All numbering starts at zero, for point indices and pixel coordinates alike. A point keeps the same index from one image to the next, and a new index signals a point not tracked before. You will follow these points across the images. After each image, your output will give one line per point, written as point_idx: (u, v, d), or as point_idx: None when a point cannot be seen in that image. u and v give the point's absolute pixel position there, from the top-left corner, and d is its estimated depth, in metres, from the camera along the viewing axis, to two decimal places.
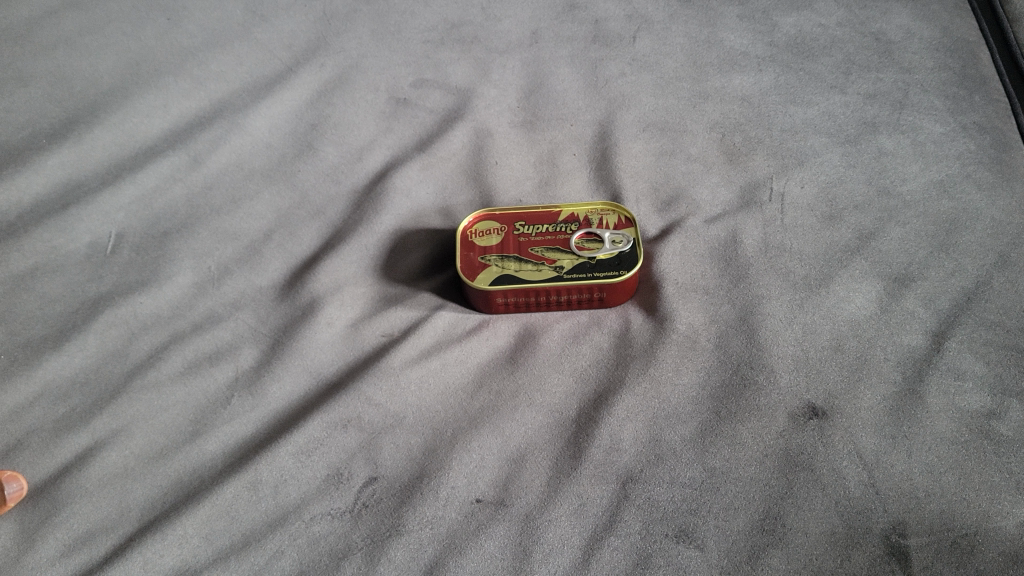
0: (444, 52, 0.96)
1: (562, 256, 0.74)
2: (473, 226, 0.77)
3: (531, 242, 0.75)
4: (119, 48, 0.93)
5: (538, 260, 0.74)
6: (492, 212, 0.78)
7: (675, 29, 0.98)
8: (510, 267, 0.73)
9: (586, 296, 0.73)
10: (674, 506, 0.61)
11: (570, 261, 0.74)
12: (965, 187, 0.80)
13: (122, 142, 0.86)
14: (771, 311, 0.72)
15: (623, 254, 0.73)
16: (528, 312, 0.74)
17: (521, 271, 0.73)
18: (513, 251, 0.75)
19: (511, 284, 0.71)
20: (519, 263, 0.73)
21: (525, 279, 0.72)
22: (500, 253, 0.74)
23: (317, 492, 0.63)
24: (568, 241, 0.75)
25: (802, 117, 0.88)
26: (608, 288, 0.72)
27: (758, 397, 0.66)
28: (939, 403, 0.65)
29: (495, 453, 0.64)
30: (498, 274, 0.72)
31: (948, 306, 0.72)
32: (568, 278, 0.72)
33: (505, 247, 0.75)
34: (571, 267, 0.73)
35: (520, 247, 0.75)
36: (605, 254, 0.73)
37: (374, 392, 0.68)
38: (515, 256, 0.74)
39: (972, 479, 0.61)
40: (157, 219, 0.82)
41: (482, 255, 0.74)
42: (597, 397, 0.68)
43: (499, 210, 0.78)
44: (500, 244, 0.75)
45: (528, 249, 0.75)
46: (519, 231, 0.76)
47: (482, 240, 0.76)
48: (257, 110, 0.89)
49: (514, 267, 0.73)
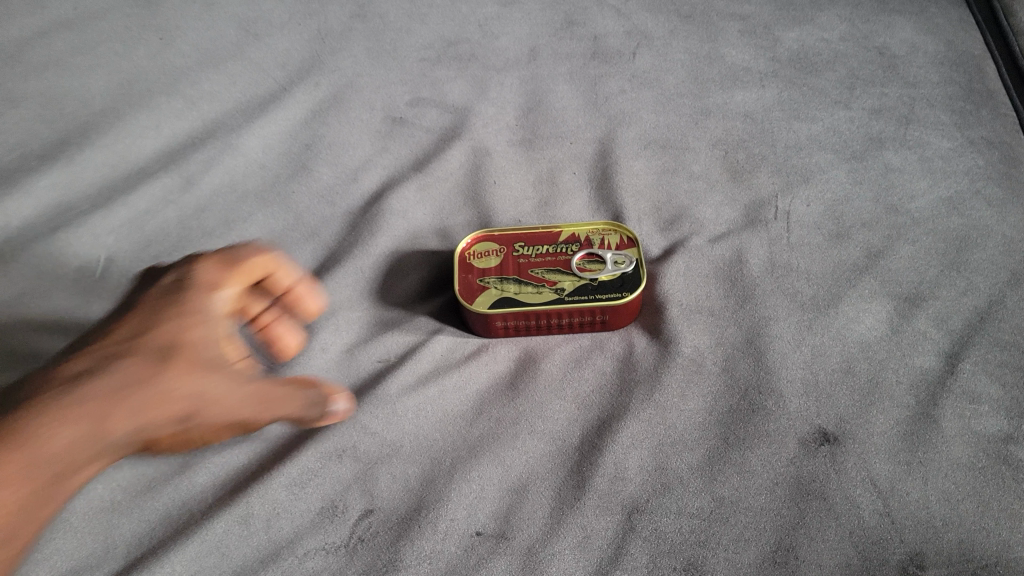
0: (442, 69, 0.94)
1: (564, 277, 0.72)
2: (471, 247, 0.75)
3: (531, 263, 0.74)
4: (111, 68, 0.91)
5: (538, 282, 0.72)
6: (491, 232, 0.76)
7: (676, 45, 0.97)
8: (509, 290, 0.71)
9: (588, 319, 0.71)
10: (682, 537, 0.58)
11: (571, 283, 0.72)
12: (975, 204, 0.79)
13: (114, 163, 0.83)
14: (779, 333, 0.70)
15: (626, 274, 0.72)
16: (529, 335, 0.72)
17: (521, 294, 0.71)
18: (513, 272, 0.73)
19: (511, 306, 0.70)
20: (518, 286, 0.72)
21: (525, 302, 0.70)
22: (499, 275, 0.73)
23: (311, 525, 0.60)
24: (569, 262, 0.73)
25: (807, 133, 0.87)
26: (611, 310, 0.70)
27: (768, 423, 0.64)
28: (954, 427, 0.64)
29: (495, 482, 0.62)
30: (496, 297, 0.71)
31: (960, 326, 0.70)
32: (570, 301, 0.70)
33: (504, 268, 0.73)
34: (573, 289, 0.71)
35: (520, 269, 0.73)
36: (607, 276, 0.72)
37: (370, 419, 0.66)
38: (515, 278, 0.72)
39: (991, 507, 0.59)
40: (149, 243, 0.78)
41: (480, 276, 0.73)
42: (600, 424, 0.66)
43: (497, 231, 0.76)
44: (499, 265, 0.74)
45: (528, 271, 0.73)
46: (518, 252, 0.75)
47: (481, 261, 0.74)
48: (251, 130, 0.87)
49: (513, 290, 0.71)
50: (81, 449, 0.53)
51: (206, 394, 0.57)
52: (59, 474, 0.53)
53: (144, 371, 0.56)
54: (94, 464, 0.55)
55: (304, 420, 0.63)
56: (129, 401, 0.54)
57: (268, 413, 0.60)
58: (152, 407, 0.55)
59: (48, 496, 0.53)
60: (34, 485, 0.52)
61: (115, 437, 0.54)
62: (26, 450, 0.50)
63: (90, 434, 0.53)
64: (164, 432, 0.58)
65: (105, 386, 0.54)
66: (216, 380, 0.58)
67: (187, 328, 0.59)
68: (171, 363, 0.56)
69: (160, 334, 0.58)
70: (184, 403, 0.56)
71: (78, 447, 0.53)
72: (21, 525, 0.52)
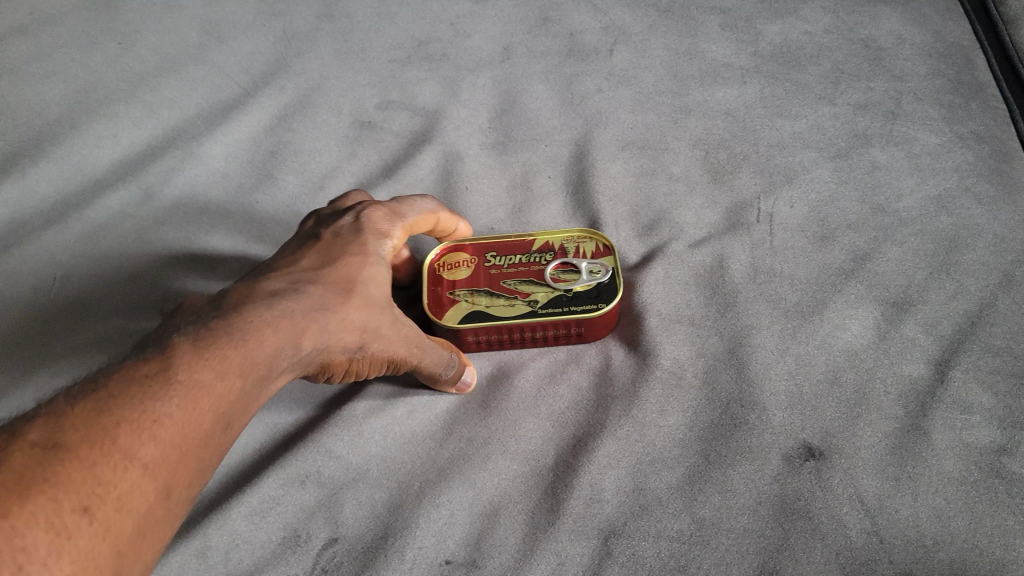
0: (412, 70, 0.91)
1: (537, 288, 0.68)
2: (441, 258, 0.72)
3: (503, 274, 0.70)
4: (67, 76, 0.87)
5: (511, 294, 0.68)
6: (461, 241, 0.72)
7: (654, 41, 0.93)
8: (480, 303, 0.67)
9: (562, 332, 0.67)
10: (661, 563, 0.56)
11: (545, 294, 0.68)
12: (965, 202, 0.76)
13: (70, 175, 0.79)
14: (761, 343, 0.67)
15: (602, 284, 0.68)
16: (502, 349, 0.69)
17: (492, 307, 0.67)
18: (484, 284, 0.69)
19: (482, 320, 0.66)
20: (490, 298, 0.68)
21: (496, 315, 0.66)
22: (470, 287, 0.69)
23: (272, 557, 0.57)
24: (543, 272, 0.70)
25: (790, 131, 0.84)
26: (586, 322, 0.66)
27: (750, 438, 0.62)
28: (945, 439, 0.61)
29: (466, 507, 0.59)
30: (466, 311, 0.67)
31: (950, 332, 0.67)
32: (543, 313, 0.66)
33: (475, 280, 0.69)
34: (547, 300, 0.67)
35: (491, 280, 0.69)
36: (582, 286, 0.68)
37: (335, 442, 0.63)
38: (486, 290, 0.69)
39: (985, 524, 0.57)
40: (106, 256, 0.74)
41: (449, 290, 0.69)
42: (576, 442, 0.63)
43: (467, 241, 0.72)
44: (470, 277, 0.70)
45: (499, 282, 0.69)
46: (489, 263, 0.71)
47: (451, 273, 0.70)
48: (212, 138, 0.84)
49: (484, 302, 0.67)
50: (283, 360, 0.49)
51: (382, 328, 0.55)
52: (264, 386, 0.48)
53: (339, 297, 0.53)
54: (285, 386, 0.51)
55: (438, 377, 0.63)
56: (329, 317, 0.51)
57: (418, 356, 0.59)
58: (345, 329, 0.52)
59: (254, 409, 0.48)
60: (247, 385, 0.46)
61: (310, 352, 0.51)
62: (229, 342, 0.46)
63: (297, 346, 0.49)
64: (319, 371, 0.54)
65: (301, 302, 0.51)
66: (382, 313, 0.55)
67: (361, 259, 0.57)
68: (357, 297, 0.54)
69: (343, 265, 0.56)
70: (361, 334, 0.54)
71: (283, 357, 0.49)
72: (217, 451, 0.45)
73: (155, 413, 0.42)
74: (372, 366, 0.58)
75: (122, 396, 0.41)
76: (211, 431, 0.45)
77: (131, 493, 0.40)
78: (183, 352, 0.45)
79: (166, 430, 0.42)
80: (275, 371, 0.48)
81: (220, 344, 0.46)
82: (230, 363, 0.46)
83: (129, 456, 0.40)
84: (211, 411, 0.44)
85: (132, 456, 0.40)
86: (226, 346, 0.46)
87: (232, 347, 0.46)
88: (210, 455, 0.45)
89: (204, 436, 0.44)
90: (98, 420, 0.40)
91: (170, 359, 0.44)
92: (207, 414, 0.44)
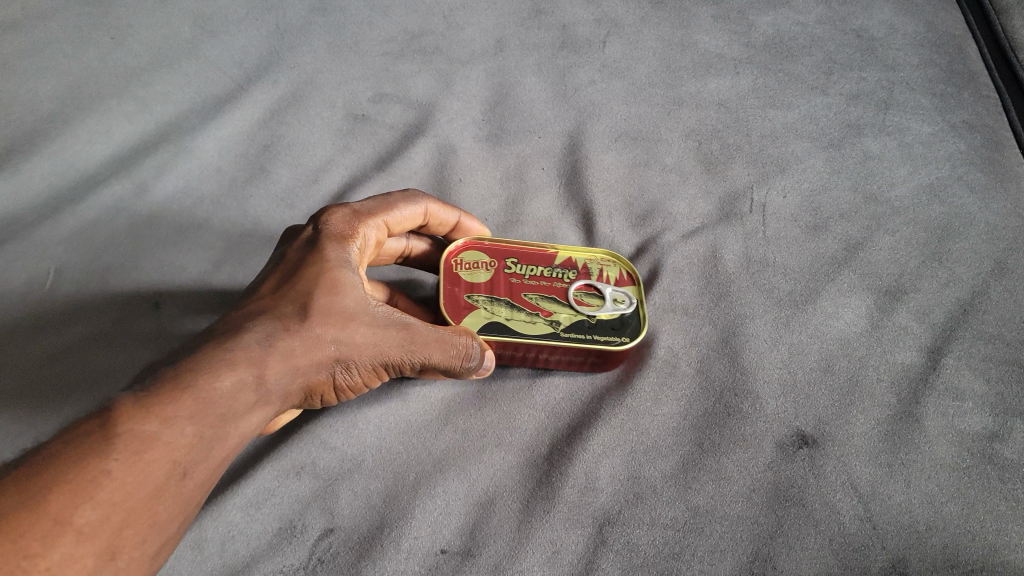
0: (405, 63, 0.91)
1: (559, 309, 0.66)
2: (461, 256, 0.69)
3: (524, 287, 0.68)
4: (60, 71, 0.87)
5: (531, 309, 0.66)
6: (484, 242, 0.70)
7: (647, 32, 0.94)
8: (500, 314, 0.65)
9: (580, 360, 0.65)
10: (655, 550, 0.56)
11: (567, 316, 0.66)
12: (957, 190, 0.76)
13: (62, 170, 0.79)
14: (754, 332, 0.67)
15: (626, 317, 0.66)
16: (512, 361, 0.67)
17: (512, 320, 0.65)
18: (504, 293, 0.67)
19: (501, 333, 0.63)
20: (510, 310, 0.66)
21: (517, 330, 0.64)
22: (489, 294, 0.67)
23: (268, 547, 0.57)
24: (566, 292, 0.68)
25: (783, 121, 0.84)
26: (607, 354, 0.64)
27: (744, 426, 0.62)
28: (938, 426, 0.61)
29: (460, 498, 0.60)
30: (483, 320, 0.64)
31: (942, 319, 0.67)
32: (565, 336, 0.64)
33: (495, 287, 0.67)
34: (568, 324, 0.65)
35: (512, 291, 0.67)
36: (606, 315, 0.66)
37: (330, 435, 0.63)
38: (506, 300, 0.66)
39: (977, 509, 0.57)
40: (99, 251, 0.74)
41: (467, 293, 0.67)
42: (570, 432, 0.63)
43: (488, 240, 0.70)
44: (489, 282, 0.68)
45: (520, 294, 0.67)
46: (510, 269, 0.69)
47: (469, 274, 0.68)
48: (206, 132, 0.84)
49: (503, 314, 0.65)
50: (245, 395, 0.49)
51: (354, 340, 0.55)
52: (224, 424, 0.47)
53: (294, 323, 0.53)
54: (258, 423, 0.50)
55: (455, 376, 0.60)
56: (283, 342, 0.52)
57: (407, 355, 0.57)
58: (305, 350, 0.53)
59: (219, 448, 0.47)
60: (201, 432, 0.46)
61: (276, 381, 0.51)
62: (178, 386, 0.46)
63: (255, 377, 0.49)
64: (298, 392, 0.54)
65: (254, 335, 0.51)
66: (347, 325, 0.55)
67: (320, 274, 0.56)
68: (315, 312, 0.54)
69: (300, 287, 0.55)
70: (326, 348, 0.54)
71: (241, 391, 0.48)
72: (178, 495, 0.45)
73: (96, 469, 0.42)
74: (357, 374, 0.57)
75: (65, 456, 0.41)
76: (161, 484, 0.44)
77: (66, 561, 0.40)
78: (126, 404, 0.44)
79: (112, 485, 0.42)
80: (235, 407, 0.48)
81: (169, 391, 0.46)
82: (181, 409, 0.45)
83: (64, 521, 0.40)
84: (164, 458, 0.44)
85: (74, 514, 0.40)
86: (177, 392, 0.46)
87: (183, 391, 0.46)
88: (168, 500, 0.45)
89: (160, 484, 0.44)
90: (30, 489, 0.40)
91: (113, 414, 0.44)
92: (158, 466, 0.44)
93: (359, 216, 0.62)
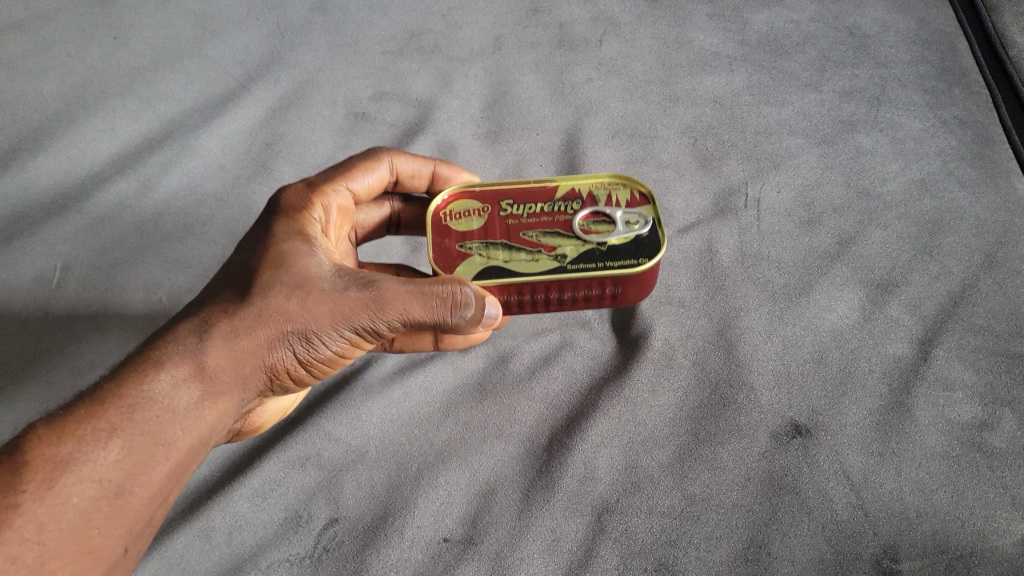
0: (405, 62, 0.92)
1: (564, 242, 0.59)
2: (449, 207, 0.63)
3: (523, 225, 0.61)
4: (64, 70, 0.88)
5: (533, 247, 0.59)
6: (473, 189, 0.64)
7: (643, 30, 0.95)
8: (497, 258, 0.59)
9: (596, 293, 0.59)
10: (653, 538, 0.57)
11: (574, 249, 0.59)
12: (947, 185, 0.78)
13: (68, 168, 0.80)
14: (749, 325, 0.69)
15: (641, 237, 0.59)
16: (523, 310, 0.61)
17: (511, 262, 0.58)
18: (501, 236, 0.61)
19: (500, 278, 0.57)
20: (509, 252, 0.59)
21: (516, 272, 0.58)
22: (484, 239, 0.61)
23: (275, 537, 0.59)
24: (571, 224, 0.61)
25: (777, 117, 0.85)
26: (623, 281, 0.57)
27: (739, 417, 0.63)
28: (928, 415, 0.63)
29: (462, 487, 0.61)
30: (480, 267, 0.59)
31: (933, 312, 0.69)
32: (573, 269, 0.57)
33: (490, 232, 0.61)
34: (576, 255, 0.58)
35: (510, 232, 0.61)
36: (619, 239, 0.59)
37: (334, 426, 0.65)
38: (503, 243, 0.60)
39: (966, 496, 0.58)
40: (105, 249, 0.76)
41: (460, 242, 0.61)
42: (569, 422, 0.65)
43: (478, 186, 0.64)
44: (484, 228, 0.61)
45: (519, 234, 0.61)
46: (505, 212, 0.62)
47: (461, 224, 0.62)
48: (209, 131, 0.85)
49: (501, 257, 0.59)
50: (177, 398, 0.50)
51: (303, 311, 0.53)
52: (156, 431, 0.49)
53: (230, 310, 0.53)
54: (209, 419, 0.52)
55: (456, 330, 0.55)
56: (220, 328, 0.52)
57: (377, 314, 0.54)
58: (248, 330, 0.53)
59: (156, 457, 0.49)
60: (125, 446, 0.48)
61: (218, 373, 0.52)
62: (99, 404, 0.48)
63: (190, 375, 0.51)
64: (267, 372, 0.55)
65: (188, 330, 0.52)
66: (296, 295, 0.53)
67: (269, 251, 0.56)
68: (253, 292, 0.53)
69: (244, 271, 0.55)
70: (276, 322, 0.53)
71: (170, 395, 0.50)
72: (117, 510, 0.47)
73: (11, 506, 0.44)
74: (334, 340, 0.55)
75: None
76: (89, 506, 0.46)
77: None
78: (39, 433, 0.47)
79: (29, 513, 0.44)
80: (164, 412, 0.49)
81: (87, 411, 0.48)
82: (102, 426, 0.48)
83: None
84: (86, 477, 0.46)
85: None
86: (94, 410, 0.48)
87: (102, 407, 0.48)
88: (104, 518, 0.47)
89: (87, 504, 0.46)
90: None
91: (26, 445, 0.46)
92: (79, 489, 0.46)
93: (313, 184, 0.64)
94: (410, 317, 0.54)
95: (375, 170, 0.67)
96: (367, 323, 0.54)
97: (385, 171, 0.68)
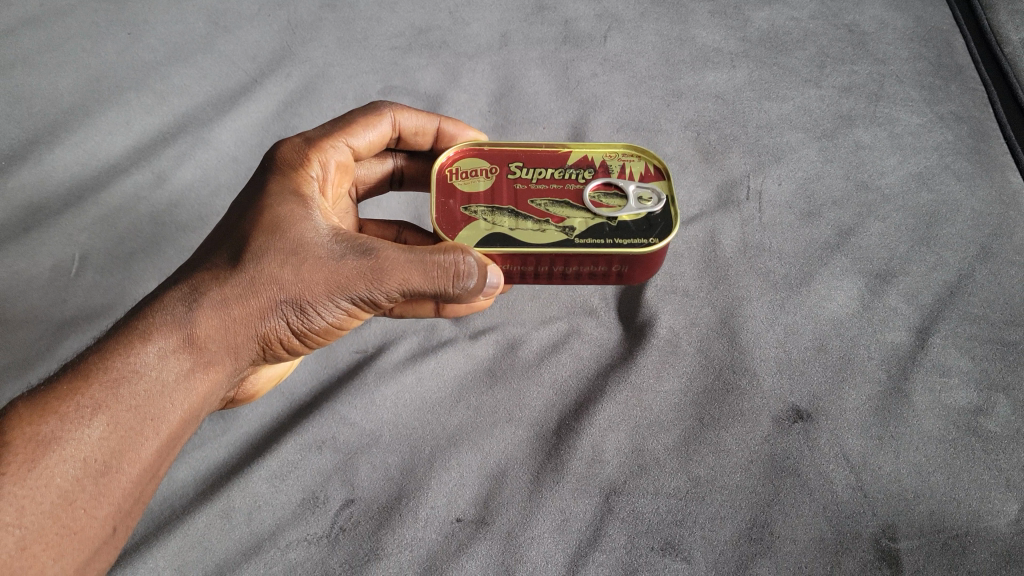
0: (413, 58, 0.94)
1: (574, 214, 0.61)
2: (457, 167, 0.65)
3: (533, 193, 0.63)
4: (79, 65, 0.90)
5: (541, 217, 0.61)
6: (482, 150, 0.66)
7: (647, 27, 0.97)
8: (504, 225, 0.60)
9: (602, 268, 0.60)
10: (659, 517, 0.59)
11: (584, 221, 0.60)
12: (944, 178, 0.80)
13: (85, 161, 0.82)
14: (752, 313, 0.71)
15: (652, 216, 0.61)
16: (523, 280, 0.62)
17: (518, 230, 0.60)
18: (508, 203, 0.62)
19: (506, 245, 0.58)
20: (516, 220, 0.60)
21: (523, 239, 0.59)
22: (490, 204, 0.62)
23: (293, 517, 0.60)
24: (582, 195, 0.62)
25: (777, 112, 0.87)
26: (631, 258, 0.59)
27: (742, 401, 0.65)
28: (925, 401, 0.65)
29: (474, 470, 0.63)
30: (483, 233, 0.60)
31: (930, 301, 0.71)
32: (581, 242, 0.59)
33: (497, 196, 0.63)
34: (585, 229, 0.60)
35: (517, 199, 0.62)
36: (630, 215, 0.60)
37: (348, 410, 0.66)
38: (510, 209, 0.61)
39: (962, 478, 0.60)
40: (121, 239, 0.77)
41: (465, 204, 0.62)
42: (577, 407, 0.67)
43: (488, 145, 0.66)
44: (490, 192, 0.63)
45: (527, 201, 0.62)
46: (514, 175, 0.64)
47: (468, 185, 0.64)
48: (222, 124, 0.87)
49: (507, 224, 0.60)
50: (164, 373, 0.51)
51: (296, 280, 0.53)
52: (141, 407, 0.50)
53: (220, 279, 0.53)
54: (196, 394, 0.52)
55: (456, 299, 0.55)
56: (210, 297, 0.52)
57: (374, 283, 0.53)
58: (239, 300, 0.53)
59: (142, 433, 0.50)
60: (110, 424, 0.48)
61: (208, 344, 0.52)
62: (82, 382, 0.49)
63: (178, 346, 0.51)
64: (259, 341, 0.55)
65: (177, 299, 0.52)
66: (290, 262, 0.53)
67: (265, 215, 0.55)
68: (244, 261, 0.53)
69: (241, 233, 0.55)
70: (268, 291, 0.53)
71: (157, 368, 0.51)
72: (103, 489, 0.48)
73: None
74: (331, 309, 0.55)
75: None
76: (73, 484, 0.47)
77: None
78: (19, 413, 0.47)
79: (12, 495, 0.44)
80: (150, 386, 0.50)
81: (69, 388, 0.48)
82: (85, 404, 0.48)
83: None
84: (69, 456, 0.47)
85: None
86: (77, 388, 0.48)
87: (85, 384, 0.49)
88: (88, 496, 0.47)
89: (71, 483, 0.46)
90: None
91: (4, 427, 0.46)
92: (63, 468, 0.46)
93: (311, 139, 0.62)
94: (409, 287, 0.54)
95: (376, 127, 0.66)
96: (365, 291, 0.54)
97: (387, 127, 0.68)
